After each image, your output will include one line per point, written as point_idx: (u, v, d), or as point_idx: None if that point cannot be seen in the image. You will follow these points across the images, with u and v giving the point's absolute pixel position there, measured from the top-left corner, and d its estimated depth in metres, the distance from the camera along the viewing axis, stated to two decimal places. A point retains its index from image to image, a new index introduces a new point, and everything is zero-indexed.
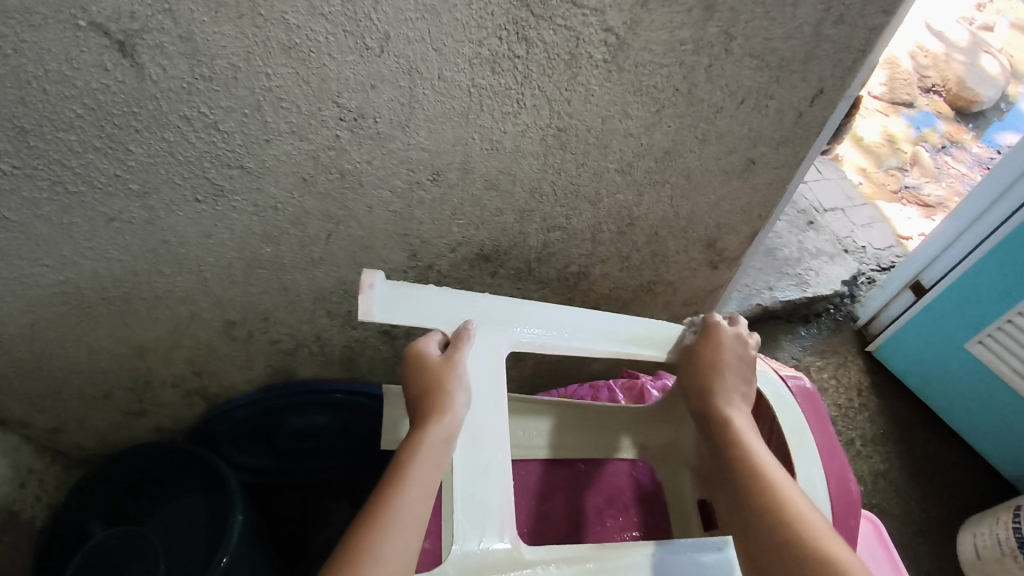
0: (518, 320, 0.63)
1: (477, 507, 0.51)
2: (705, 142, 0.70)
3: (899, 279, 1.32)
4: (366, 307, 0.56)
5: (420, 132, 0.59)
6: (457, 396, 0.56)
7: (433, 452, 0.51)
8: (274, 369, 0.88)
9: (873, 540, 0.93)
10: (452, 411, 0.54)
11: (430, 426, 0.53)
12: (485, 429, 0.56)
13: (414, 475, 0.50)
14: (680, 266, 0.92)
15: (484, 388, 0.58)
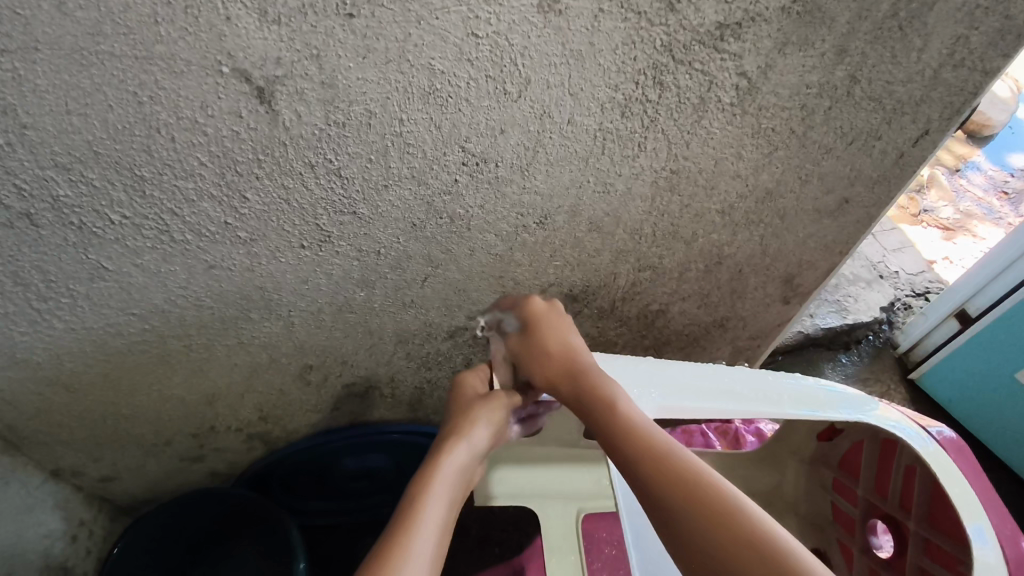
0: (659, 381, 0.58)
1: None
2: (806, 182, 0.68)
3: (945, 307, 1.31)
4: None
5: (538, 176, 0.57)
6: (477, 429, 0.54)
7: (445, 480, 0.49)
8: (340, 412, 0.85)
9: None
10: (467, 439, 0.53)
11: (444, 452, 0.51)
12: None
13: (432, 499, 0.47)
14: (754, 302, 0.89)
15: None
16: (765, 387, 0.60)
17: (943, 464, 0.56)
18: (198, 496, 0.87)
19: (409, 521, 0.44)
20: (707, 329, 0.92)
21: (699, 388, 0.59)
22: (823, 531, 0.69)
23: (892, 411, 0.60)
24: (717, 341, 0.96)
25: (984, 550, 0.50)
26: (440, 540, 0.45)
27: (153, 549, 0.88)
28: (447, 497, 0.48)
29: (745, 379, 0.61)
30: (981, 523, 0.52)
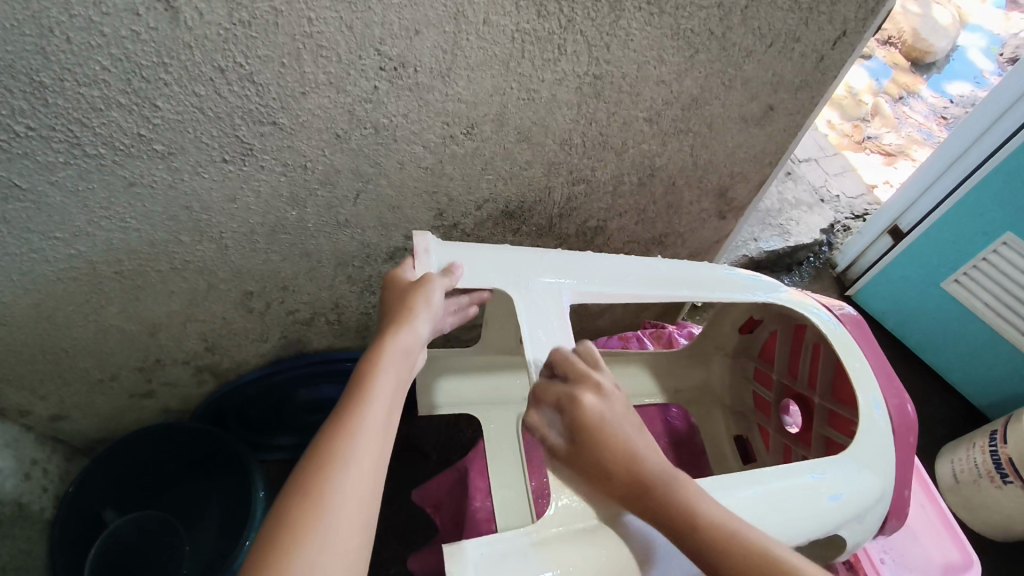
0: (577, 275, 0.60)
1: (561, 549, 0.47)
2: (730, 88, 0.70)
3: (878, 225, 1.37)
4: (423, 269, 0.56)
5: (459, 82, 0.57)
6: (421, 315, 0.52)
7: (392, 366, 0.49)
8: (288, 341, 0.86)
9: (943, 533, 0.78)
10: (414, 329, 0.51)
11: (388, 338, 0.50)
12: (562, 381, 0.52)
13: (373, 399, 0.46)
14: (691, 217, 0.92)
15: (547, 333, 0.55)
16: (682, 276, 0.63)
17: (844, 341, 0.60)
18: (152, 433, 0.87)
19: (345, 430, 0.44)
20: (647, 246, 0.94)
21: (614, 277, 0.61)
22: (745, 419, 0.74)
23: (806, 297, 0.64)
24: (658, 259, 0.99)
25: (876, 409, 0.57)
26: (380, 443, 0.45)
27: (112, 487, 0.89)
28: (390, 396, 0.48)
29: (662, 269, 0.63)
30: (875, 392, 0.58)
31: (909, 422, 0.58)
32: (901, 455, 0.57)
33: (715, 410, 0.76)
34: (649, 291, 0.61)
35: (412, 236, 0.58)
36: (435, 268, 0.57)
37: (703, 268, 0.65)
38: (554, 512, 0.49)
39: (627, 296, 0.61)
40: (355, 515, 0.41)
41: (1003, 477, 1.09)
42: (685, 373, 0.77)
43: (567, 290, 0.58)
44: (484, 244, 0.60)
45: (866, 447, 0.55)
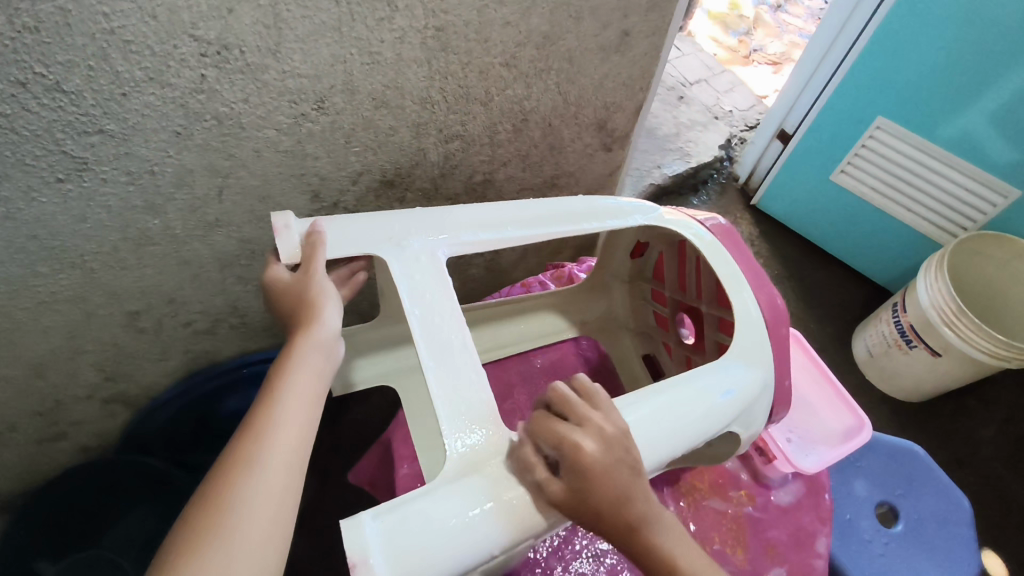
0: (454, 225, 0.59)
1: (468, 495, 0.45)
2: (580, 20, 0.69)
3: (767, 132, 1.43)
4: (287, 245, 0.53)
5: (294, 57, 0.54)
6: (324, 306, 0.52)
7: (305, 362, 0.49)
8: (195, 353, 0.83)
9: (840, 405, 0.83)
10: (323, 323, 0.51)
11: (299, 337, 0.50)
12: (449, 334, 0.51)
13: (285, 398, 0.46)
14: (577, 154, 0.92)
15: (427, 287, 0.53)
16: (563, 209, 0.64)
17: (714, 248, 0.63)
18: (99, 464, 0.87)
19: (254, 432, 0.44)
20: (541, 191, 0.95)
21: (491, 221, 0.61)
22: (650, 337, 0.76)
23: (680, 215, 0.66)
24: None
25: (750, 306, 0.60)
26: (297, 442, 0.45)
27: (37, 533, 0.84)
28: (304, 393, 0.48)
29: (541, 208, 0.64)
30: (746, 290, 0.61)
31: (780, 313, 0.62)
32: (779, 344, 0.61)
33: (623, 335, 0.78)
34: (532, 231, 0.61)
35: (273, 216, 0.55)
36: (297, 242, 0.54)
37: (583, 201, 0.67)
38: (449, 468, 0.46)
39: (508, 238, 0.60)
40: (264, 512, 0.41)
41: (907, 343, 1.18)
42: (588, 305, 0.79)
43: (445, 244, 0.57)
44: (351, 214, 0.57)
45: (747, 342, 0.59)
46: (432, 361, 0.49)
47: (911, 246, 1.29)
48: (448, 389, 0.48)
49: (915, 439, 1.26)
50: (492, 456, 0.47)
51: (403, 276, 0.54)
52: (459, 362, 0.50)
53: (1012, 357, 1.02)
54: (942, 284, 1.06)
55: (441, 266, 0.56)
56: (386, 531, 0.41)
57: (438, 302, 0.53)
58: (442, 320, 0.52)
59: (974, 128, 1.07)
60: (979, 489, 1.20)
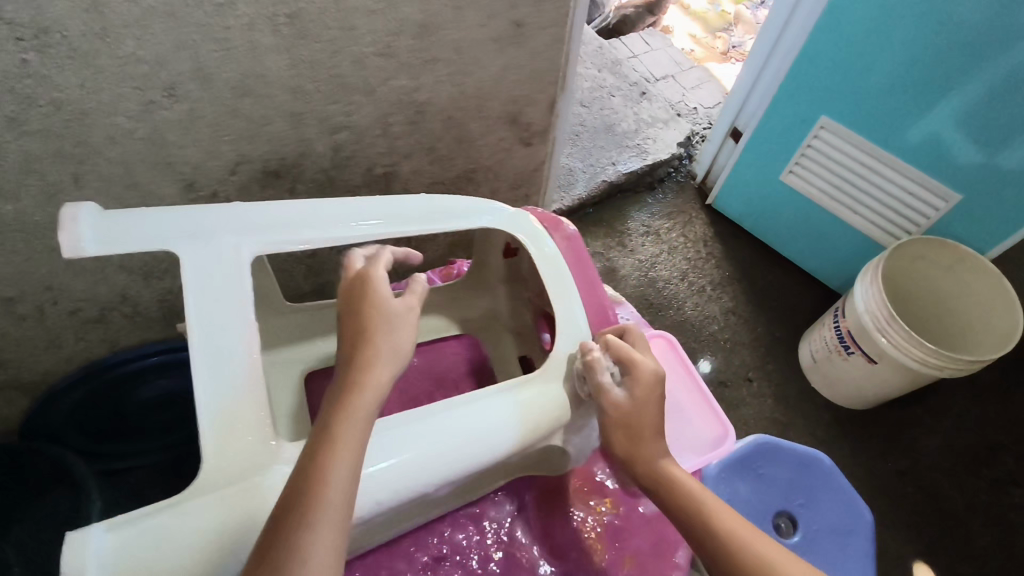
0: (275, 224, 0.57)
1: (207, 508, 0.44)
2: (460, 9, 0.66)
3: (721, 130, 1.40)
4: (71, 239, 0.49)
5: (128, 42, 0.53)
6: (387, 343, 0.53)
7: (371, 399, 0.49)
8: (90, 342, 0.83)
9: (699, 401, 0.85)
10: (390, 358, 0.52)
11: (365, 371, 0.50)
12: (227, 341, 0.49)
13: (347, 437, 0.47)
14: (491, 148, 0.89)
15: (218, 289, 0.51)
16: (396, 209, 0.63)
17: (556, 261, 0.68)
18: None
19: (316, 472, 0.44)
20: (455, 185, 0.92)
21: (309, 218, 0.58)
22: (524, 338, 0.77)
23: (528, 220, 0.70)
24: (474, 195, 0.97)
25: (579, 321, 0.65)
26: (352, 485, 0.45)
27: None
28: (358, 432, 0.48)
29: (369, 207, 0.62)
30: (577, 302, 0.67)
31: (609, 328, 0.69)
32: None
33: (504, 335, 0.78)
34: (351, 231, 0.59)
35: (65, 205, 0.51)
36: (84, 234, 0.50)
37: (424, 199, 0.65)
38: (203, 479, 0.45)
39: (324, 238, 0.58)
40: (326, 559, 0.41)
41: (846, 349, 1.15)
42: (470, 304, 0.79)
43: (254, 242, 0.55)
44: (155, 209, 0.53)
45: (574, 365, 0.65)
46: (201, 366, 0.48)
47: (858, 248, 1.27)
48: (219, 399, 0.48)
49: (856, 448, 1.23)
50: (256, 467, 0.47)
51: (194, 276, 0.51)
52: (228, 371, 0.49)
53: (941, 366, 1.00)
54: (876, 290, 1.04)
55: (243, 265, 0.53)
56: (116, 546, 0.41)
57: (223, 306, 0.50)
58: (222, 326, 0.50)
59: (940, 129, 1.02)
60: (914, 500, 1.18)
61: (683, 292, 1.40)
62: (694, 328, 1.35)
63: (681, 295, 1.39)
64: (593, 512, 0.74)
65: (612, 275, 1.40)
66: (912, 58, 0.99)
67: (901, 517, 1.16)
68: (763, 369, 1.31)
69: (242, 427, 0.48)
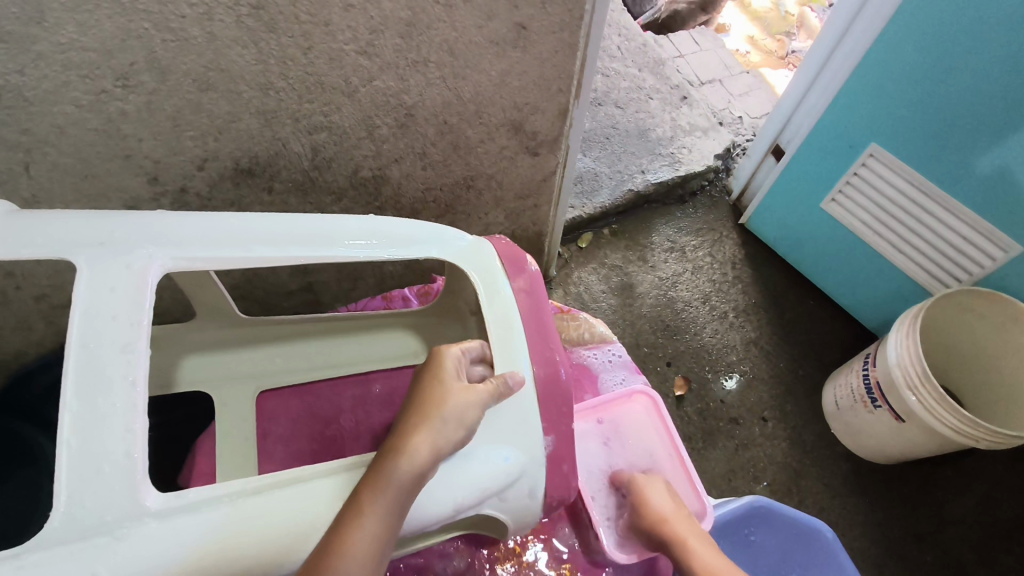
0: (194, 240, 0.52)
1: (55, 565, 0.40)
2: (451, 7, 0.59)
3: (761, 145, 1.30)
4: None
5: (68, 27, 0.48)
6: (450, 407, 0.52)
7: (422, 458, 0.50)
8: (61, 329, 0.80)
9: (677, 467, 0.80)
10: (449, 422, 0.52)
11: (420, 429, 0.51)
12: (108, 371, 0.44)
13: (390, 492, 0.48)
14: (492, 156, 0.82)
15: (107, 317, 0.46)
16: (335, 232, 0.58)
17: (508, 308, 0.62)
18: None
19: (354, 513, 0.47)
20: (453, 192, 0.86)
21: (233, 236, 0.53)
22: None
23: (488, 258, 0.64)
24: (475, 203, 0.91)
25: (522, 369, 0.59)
26: (384, 538, 0.47)
27: None
28: (407, 487, 0.49)
29: (301, 227, 0.56)
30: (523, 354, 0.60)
31: (557, 385, 0.61)
32: (550, 417, 0.59)
33: None
34: (271, 251, 0.54)
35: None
36: None
37: (369, 222, 0.60)
38: (50, 530, 0.41)
39: (245, 259, 0.53)
40: None
41: (872, 401, 1.05)
42: (440, 330, 0.76)
43: (161, 255, 0.50)
44: (68, 213, 0.50)
45: (501, 425, 0.57)
46: (74, 404, 0.43)
47: (899, 288, 1.16)
48: (90, 442, 0.43)
49: (875, 508, 1.13)
50: (113, 517, 0.42)
51: (83, 295, 0.46)
52: (104, 406, 0.43)
53: (978, 437, 0.89)
54: (911, 344, 0.94)
55: (146, 288, 0.48)
56: None
57: (112, 331, 0.45)
58: (105, 357, 0.44)
59: (1012, 160, 0.90)
60: (933, 571, 1.08)
61: (703, 317, 1.31)
62: (710, 357, 1.27)
63: (700, 320, 1.30)
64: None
65: (627, 292, 1.33)
66: (983, 81, 0.87)
67: None
68: (780, 409, 1.22)
69: (108, 475, 0.42)
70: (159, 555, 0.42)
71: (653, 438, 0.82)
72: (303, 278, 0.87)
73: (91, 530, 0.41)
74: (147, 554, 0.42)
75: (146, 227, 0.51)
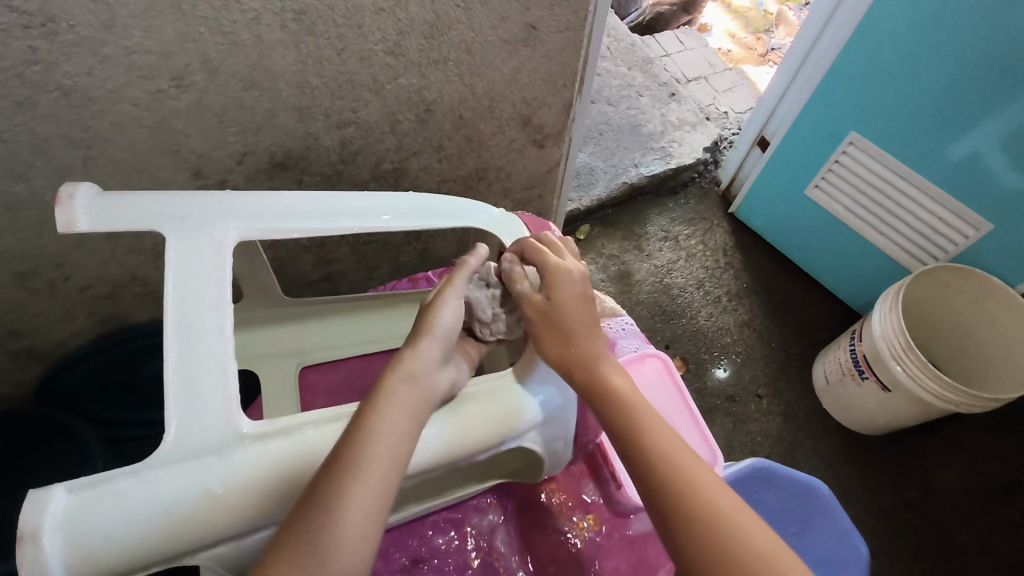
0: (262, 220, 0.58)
1: (172, 475, 0.44)
2: (470, 9, 0.65)
3: (747, 138, 1.37)
4: (66, 217, 0.51)
5: (134, 32, 0.53)
6: (442, 318, 0.57)
7: (422, 357, 0.53)
8: (100, 319, 0.85)
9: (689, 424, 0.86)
10: (446, 330, 0.56)
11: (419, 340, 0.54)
12: (204, 320, 0.50)
13: (402, 383, 0.50)
14: (503, 148, 0.88)
15: (197, 276, 0.51)
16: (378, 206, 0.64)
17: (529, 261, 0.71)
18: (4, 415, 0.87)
19: (367, 408, 0.48)
20: (465, 183, 0.92)
21: (296, 210, 0.60)
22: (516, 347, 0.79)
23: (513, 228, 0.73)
24: (485, 194, 0.96)
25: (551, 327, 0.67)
26: (406, 424, 0.48)
27: None
28: (417, 378, 0.51)
29: (348, 202, 0.63)
30: None
31: None
32: None
33: None
34: (330, 222, 0.61)
35: (61, 187, 0.53)
36: (77, 212, 0.52)
37: (410, 198, 0.67)
38: (164, 452, 0.45)
39: (306, 228, 0.59)
40: (366, 486, 0.43)
41: (860, 373, 1.12)
42: None
43: (236, 227, 0.55)
44: (154, 191, 0.55)
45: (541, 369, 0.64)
46: (175, 348, 0.48)
47: (880, 268, 1.24)
48: (193, 378, 0.48)
49: (865, 474, 1.20)
50: (218, 437, 0.46)
51: (174, 258, 0.52)
52: (203, 348, 0.49)
53: (956, 401, 0.96)
54: (894, 318, 1.01)
55: (227, 252, 0.54)
56: (72, 511, 0.41)
57: (203, 287, 0.51)
58: (199, 310, 0.50)
59: (981, 148, 0.97)
60: (920, 532, 1.15)
61: (699, 301, 1.37)
62: (706, 339, 1.33)
63: (695, 304, 1.37)
64: (575, 527, 0.78)
65: (625, 279, 1.39)
66: (951, 73, 0.95)
67: (904, 549, 1.13)
68: (773, 385, 1.28)
69: (212, 405, 0.47)
70: (256, 462, 0.46)
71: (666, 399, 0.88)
72: (326, 268, 0.92)
73: (202, 450, 0.46)
74: (247, 463, 0.46)
75: (224, 201, 0.57)
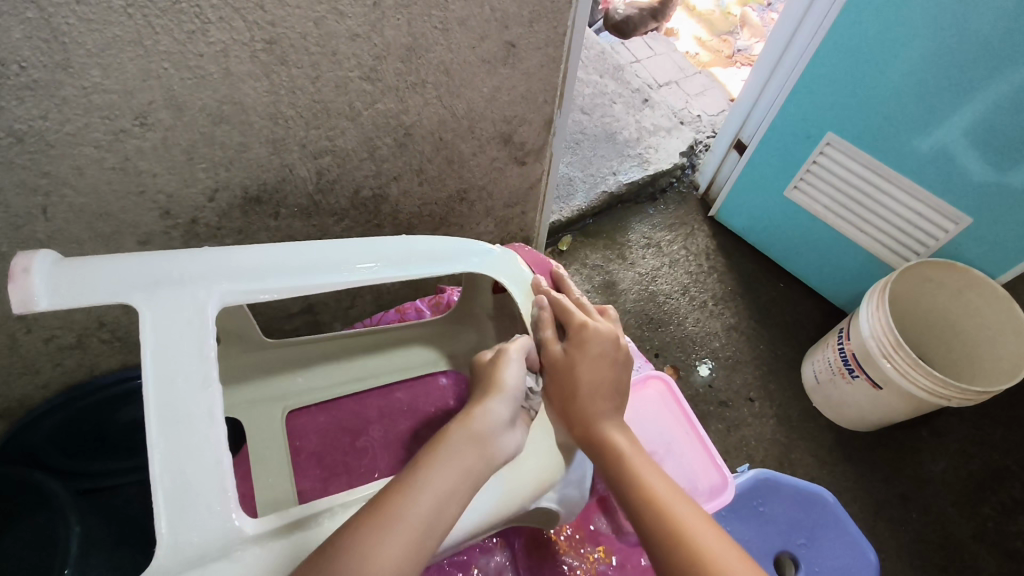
0: (245, 271, 0.55)
1: None
2: (448, 31, 0.62)
3: (724, 141, 1.37)
4: (23, 294, 0.46)
5: (92, 72, 0.50)
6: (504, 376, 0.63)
7: (483, 416, 0.58)
8: (67, 369, 0.80)
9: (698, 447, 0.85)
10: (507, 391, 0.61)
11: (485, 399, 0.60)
12: (189, 404, 0.47)
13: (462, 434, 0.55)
14: (484, 168, 0.86)
15: (177, 358, 0.48)
16: (361, 254, 0.61)
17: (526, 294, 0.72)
18: None
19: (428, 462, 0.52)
20: (447, 205, 0.89)
21: (281, 265, 0.57)
22: None
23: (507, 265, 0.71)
24: (466, 214, 0.94)
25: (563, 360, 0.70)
26: (463, 476, 0.52)
27: None
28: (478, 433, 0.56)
29: (326, 252, 0.59)
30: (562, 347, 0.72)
31: None
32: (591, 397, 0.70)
33: None
34: (314, 278, 0.57)
35: (15, 256, 0.48)
36: (37, 287, 0.47)
37: (396, 242, 0.65)
38: (159, 564, 0.43)
39: (292, 284, 0.56)
40: (401, 537, 0.46)
41: (850, 372, 1.12)
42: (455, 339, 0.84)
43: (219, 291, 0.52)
44: (128, 255, 0.51)
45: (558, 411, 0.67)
46: (161, 443, 0.46)
47: (863, 265, 1.24)
48: (182, 478, 0.45)
49: (860, 472, 1.20)
50: (217, 540, 0.45)
51: (150, 336, 0.48)
52: (188, 439, 0.46)
53: (950, 395, 0.96)
54: (882, 316, 1.01)
55: (208, 323, 0.51)
56: None
57: (187, 365, 0.48)
58: (186, 393, 0.47)
59: (952, 144, 0.98)
60: (918, 527, 1.15)
61: (685, 307, 1.37)
62: (694, 344, 1.32)
63: (682, 310, 1.36)
64: (585, 561, 0.79)
65: (611, 289, 1.37)
66: (921, 73, 0.95)
67: (904, 545, 1.13)
68: (763, 388, 1.28)
69: (207, 508, 0.45)
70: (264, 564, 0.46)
71: (670, 423, 0.87)
72: (306, 300, 0.89)
73: (201, 559, 0.44)
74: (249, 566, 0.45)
75: (202, 262, 0.53)
